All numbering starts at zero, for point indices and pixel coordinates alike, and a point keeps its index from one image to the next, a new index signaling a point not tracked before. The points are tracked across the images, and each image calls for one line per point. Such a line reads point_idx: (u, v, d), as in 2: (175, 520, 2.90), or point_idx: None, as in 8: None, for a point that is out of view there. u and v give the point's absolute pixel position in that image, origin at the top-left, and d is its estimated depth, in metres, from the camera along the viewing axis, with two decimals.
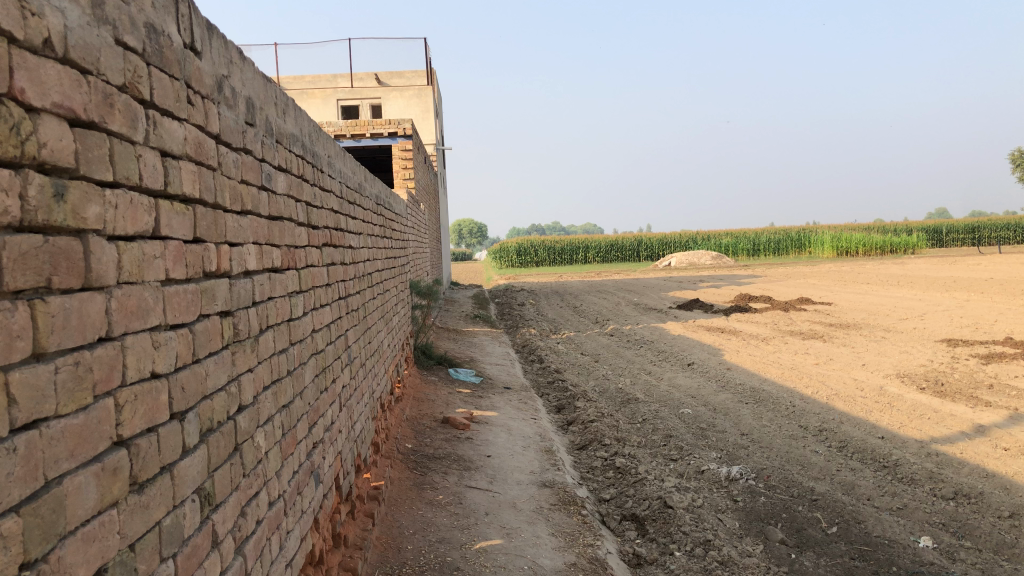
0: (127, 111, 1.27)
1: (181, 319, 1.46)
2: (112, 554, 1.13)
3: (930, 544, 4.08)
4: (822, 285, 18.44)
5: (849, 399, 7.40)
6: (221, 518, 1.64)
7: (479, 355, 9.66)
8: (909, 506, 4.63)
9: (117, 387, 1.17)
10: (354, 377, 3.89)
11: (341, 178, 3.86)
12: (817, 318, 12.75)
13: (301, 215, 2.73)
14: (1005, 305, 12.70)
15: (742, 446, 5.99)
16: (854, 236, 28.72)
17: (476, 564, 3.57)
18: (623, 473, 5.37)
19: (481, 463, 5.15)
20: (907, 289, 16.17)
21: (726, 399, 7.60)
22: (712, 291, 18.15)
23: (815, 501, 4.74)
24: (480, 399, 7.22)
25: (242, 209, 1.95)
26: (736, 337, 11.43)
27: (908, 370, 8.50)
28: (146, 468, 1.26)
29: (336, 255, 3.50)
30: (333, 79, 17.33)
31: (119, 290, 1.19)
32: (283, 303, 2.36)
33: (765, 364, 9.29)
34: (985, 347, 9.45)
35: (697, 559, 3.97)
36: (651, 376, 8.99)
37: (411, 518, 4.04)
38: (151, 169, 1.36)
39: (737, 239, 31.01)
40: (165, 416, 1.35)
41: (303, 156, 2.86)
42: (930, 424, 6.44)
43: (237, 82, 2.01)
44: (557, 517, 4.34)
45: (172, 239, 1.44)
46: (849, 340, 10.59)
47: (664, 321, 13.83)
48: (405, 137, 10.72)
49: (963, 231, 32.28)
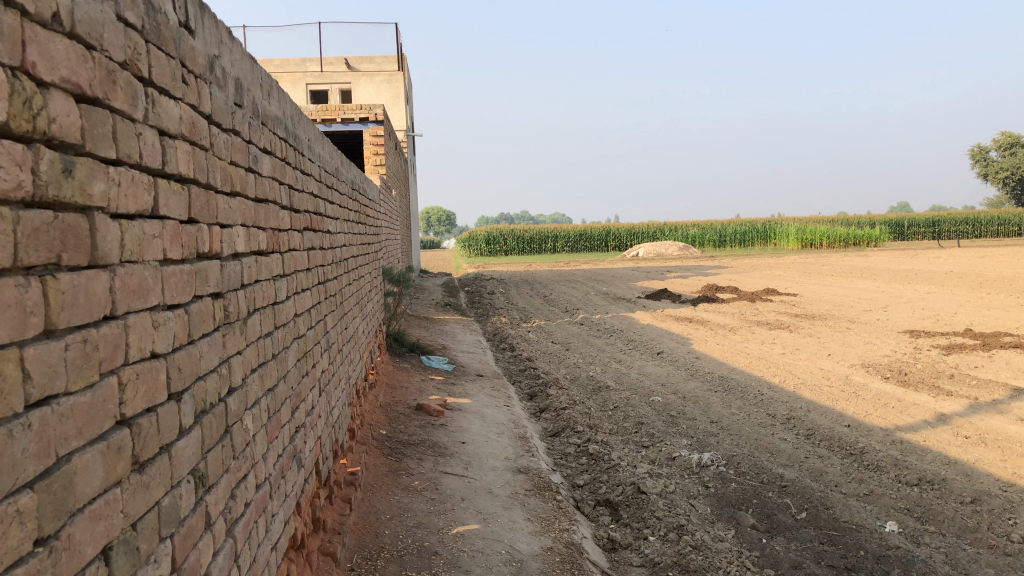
0: (128, 88, 1.26)
1: (178, 300, 1.46)
2: (116, 533, 1.13)
3: (896, 529, 4.19)
4: (788, 276, 18.71)
5: (816, 388, 7.53)
6: (214, 500, 1.64)
7: (450, 343, 9.67)
8: (875, 492, 4.74)
9: (120, 366, 1.17)
10: (331, 362, 3.88)
11: (320, 162, 3.83)
12: (782, 309, 12.94)
13: (285, 198, 2.71)
14: (965, 298, 13.00)
15: (712, 434, 6.08)
16: (818, 229, 29.10)
17: (454, 548, 3.59)
18: (596, 459, 5.42)
19: (455, 450, 5.17)
20: (869, 281, 16.47)
21: (695, 387, 7.71)
22: (680, 282, 18.33)
23: (784, 487, 4.83)
24: (453, 386, 7.23)
25: (232, 191, 1.94)
26: (704, 327, 11.57)
27: (872, 360, 8.68)
28: (147, 446, 1.26)
29: (315, 239, 3.47)
30: (302, 63, 17.12)
31: (122, 269, 1.19)
32: (268, 286, 2.35)
33: (733, 353, 9.43)
34: (946, 338, 9.67)
35: (671, 543, 4.03)
36: (621, 364, 9.08)
37: (388, 504, 4.05)
38: (151, 148, 1.35)
39: (704, 231, 31.28)
40: (163, 396, 1.35)
41: (286, 139, 2.84)
42: (895, 412, 6.58)
43: (228, 64, 2.00)
44: (532, 502, 4.37)
45: (169, 218, 1.43)
46: (814, 330, 10.79)
47: (633, 310, 13.95)
48: (376, 123, 10.68)
49: (923, 225, 32.86)
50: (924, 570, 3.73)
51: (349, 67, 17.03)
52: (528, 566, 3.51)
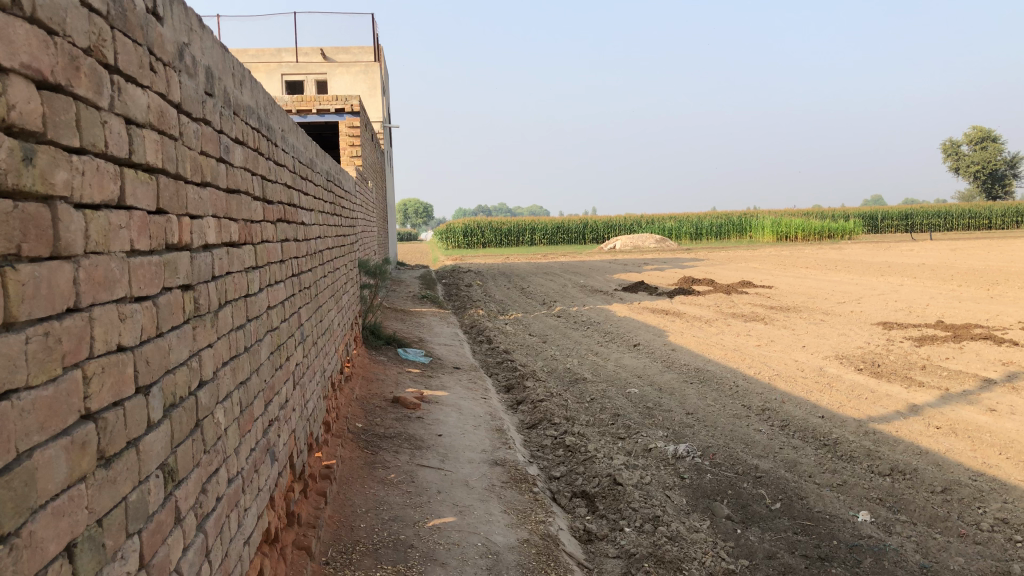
0: (92, 75, 1.23)
1: (146, 292, 1.43)
2: (81, 529, 1.11)
3: (868, 518, 4.24)
4: (763, 268, 18.86)
5: (790, 379, 7.59)
6: (184, 495, 1.62)
7: (427, 335, 9.64)
8: (848, 482, 4.79)
9: (85, 359, 1.15)
10: (306, 355, 3.84)
11: (294, 152, 3.79)
12: (758, 301, 13.03)
13: (257, 189, 2.67)
14: (937, 290, 13.17)
15: (688, 425, 6.11)
16: (793, 222, 29.33)
17: (430, 541, 3.58)
18: (572, 451, 5.44)
19: (432, 443, 5.16)
20: (844, 274, 16.63)
21: (671, 379, 7.76)
22: (657, 275, 18.42)
23: (759, 478, 4.87)
24: (429, 379, 7.21)
25: (202, 181, 1.91)
26: (681, 319, 11.62)
27: (846, 352, 8.77)
28: (114, 441, 1.24)
29: (289, 231, 3.44)
30: (277, 53, 16.93)
31: (86, 260, 1.16)
32: (240, 278, 2.32)
33: (709, 345, 9.49)
34: (918, 330, 9.79)
35: (647, 534, 4.04)
36: (598, 356, 9.11)
37: (363, 497, 4.03)
38: (116, 137, 1.32)
39: (681, 223, 31.42)
40: (131, 389, 1.32)
41: (259, 129, 2.80)
42: (868, 403, 6.66)
43: (198, 52, 1.96)
44: (509, 494, 4.38)
45: (136, 209, 1.40)
46: (789, 322, 10.88)
47: (610, 302, 13.98)
48: (352, 115, 10.60)
49: (896, 218, 33.22)
50: (896, 559, 3.77)
51: (325, 58, 16.87)
52: (504, 558, 3.51)
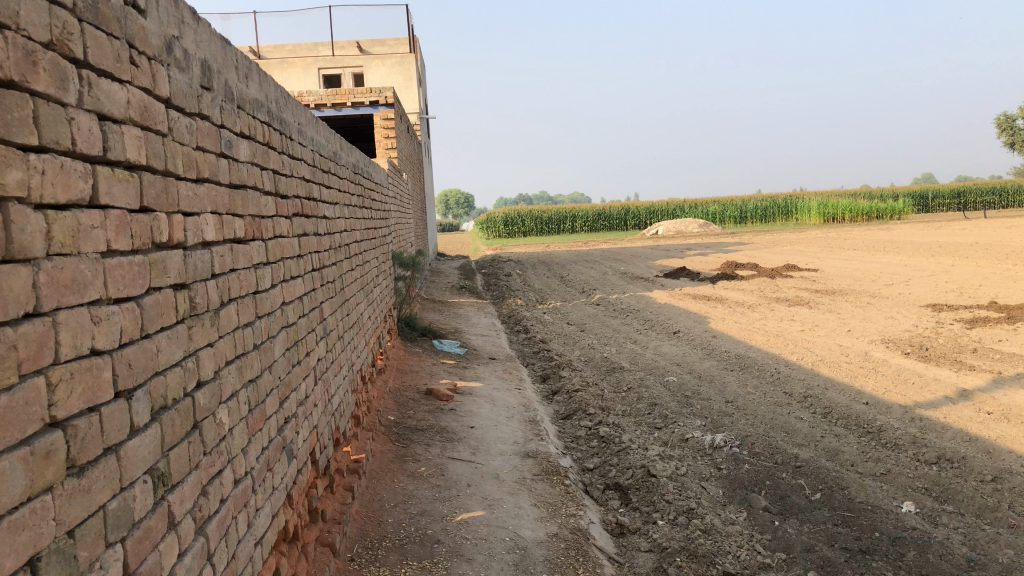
0: (54, 70, 1.18)
1: (126, 293, 1.39)
2: (46, 542, 1.07)
3: (913, 509, 4.09)
4: (809, 251, 18.47)
5: (834, 365, 7.40)
6: (179, 499, 1.58)
7: (464, 326, 9.61)
8: (892, 471, 4.63)
9: (48, 365, 1.11)
10: (331, 350, 3.81)
11: (314, 145, 3.75)
12: (802, 285, 12.75)
13: (268, 184, 2.63)
14: (990, 270, 12.74)
15: (727, 414, 5.98)
16: (840, 203, 28.67)
17: (457, 536, 3.54)
18: (606, 442, 5.35)
19: (464, 435, 5.12)
20: (892, 255, 16.20)
21: (711, 366, 7.61)
22: (699, 260, 18.17)
23: (798, 468, 4.73)
24: (464, 370, 7.17)
25: (198, 177, 1.87)
26: (722, 305, 11.42)
27: (893, 335, 8.52)
28: (88, 448, 1.20)
29: (308, 226, 3.41)
30: (314, 47, 16.97)
31: (49, 263, 1.12)
32: (248, 275, 2.28)
33: (751, 331, 9.30)
34: (970, 311, 9.48)
35: (680, 528, 3.94)
36: (637, 344, 8.98)
37: (392, 491, 4.01)
38: (87, 135, 1.27)
39: (724, 207, 30.94)
40: (108, 394, 1.28)
41: (270, 123, 2.76)
42: (915, 389, 6.45)
43: (192, 45, 1.91)
44: (540, 487, 4.32)
45: (113, 208, 1.36)
46: (835, 306, 10.62)
47: (650, 289, 13.82)
48: (386, 106, 10.58)
49: (948, 196, 32.27)
50: (941, 552, 3.62)
51: (361, 50, 16.89)
52: (532, 553, 3.44)
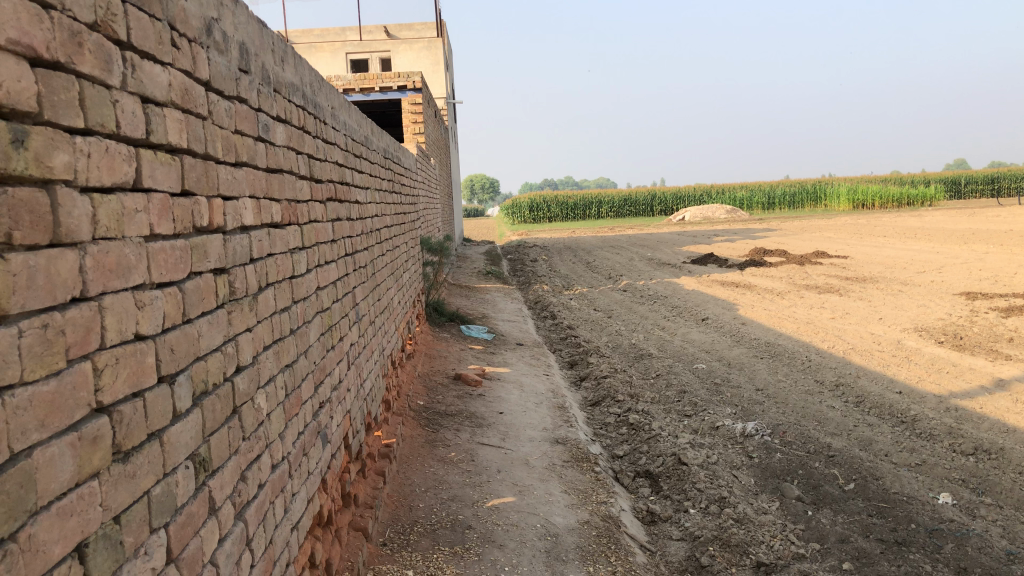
0: (99, 51, 1.16)
1: (169, 278, 1.38)
2: (94, 528, 1.07)
3: (950, 501, 4.02)
4: (838, 238, 18.24)
5: (866, 353, 7.30)
6: (220, 484, 1.58)
7: (491, 311, 9.61)
8: (928, 462, 4.56)
9: (95, 350, 1.10)
10: (362, 334, 3.81)
11: (346, 129, 3.74)
12: (832, 272, 12.59)
13: (303, 168, 2.62)
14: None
15: (757, 402, 5.92)
16: (870, 189, 28.26)
17: (488, 522, 3.53)
18: (636, 429, 5.32)
19: (493, 421, 5.11)
20: (924, 242, 15.94)
21: (740, 353, 7.55)
22: (726, 246, 18.02)
23: (832, 457, 4.67)
24: (492, 355, 7.17)
25: (237, 160, 1.86)
26: (751, 292, 11.30)
27: (926, 324, 8.40)
28: (133, 433, 1.19)
29: (341, 210, 3.41)
30: (341, 32, 16.94)
31: (94, 247, 1.11)
32: (284, 260, 2.27)
33: (780, 318, 9.21)
34: (1005, 300, 9.31)
35: (712, 516, 3.91)
36: (665, 331, 8.93)
37: (423, 476, 4.01)
38: (131, 117, 1.26)
39: (752, 193, 30.63)
40: (152, 379, 1.27)
41: (304, 107, 2.75)
42: (950, 378, 6.35)
43: (230, 27, 1.90)
44: (570, 474, 4.30)
45: (156, 192, 1.34)
46: (866, 293, 10.49)
47: (678, 275, 13.72)
48: (414, 91, 10.55)
49: (982, 182, 31.69)
50: (980, 545, 3.56)
51: (388, 35, 16.86)
52: (564, 540, 3.43)
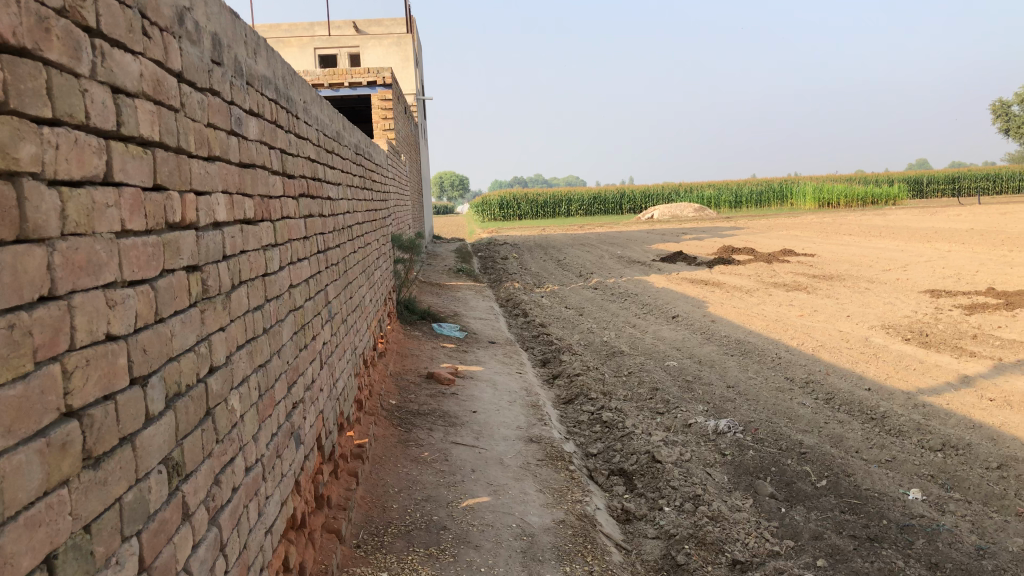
0: (68, 37, 1.11)
1: (141, 275, 1.33)
2: (63, 539, 1.01)
3: (920, 496, 4.07)
4: (805, 236, 18.45)
5: (835, 350, 7.38)
6: (193, 489, 1.53)
7: (463, 309, 9.56)
8: (898, 458, 4.61)
9: (64, 352, 1.05)
10: (335, 333, 3.75)
11: (318, 124, 3.67)
12: (800, 270, 12.72)
13: (275, 163, 2.56)
14: (987, 256, 12.73)
15: (729, 399, 5.94)
16: (835, 188, 28.63)
17: (464, 523, 3.49)
18: (609, 427, 5.32)
19: (466, 420, 5.07)
20: (888, 240, 16.16)
21: (711, 351, 7.59)
22: (695, 244, 18.15)
23: (803, 454, 4.70)
24: (464, 354, 7.13)
25: (209, 155, 1.80)
26: (720, 289, 11.37)
27: (893, 321, 8.51)
28: (104, 438, 1.14)
29: (314, 207, 3.35)
30: (310, 27, 16.76)
31: (63, 243, 1.06)
32: (257, 257, 2.21)
33: (750, 316, 9.28)
34: (968, 297, 9.47)
35: (687, 514, 3.91)
36: (636, 328, 8.96)
37: (396, 476, 3.96)
38: (100, 107, 1.21)
39: (720, 192, 30.88)
40: (123, 381, 1.22)
41: (277, 101, 2.69)
42: (917, 375, 6.43)
43: (202, 17, 1.84)
44: (544, 472, 4.28)
45: (127, 186, 1.29)
46: (833, 291, 10.61)
47: (648, 273, 13.77)
48: (384, 87, 10.46)
49: (943, 182, 32.25)
50: (950, 540, 3.60)
51: (357, 31, 16.71)
52: (540, 540, 3.40)
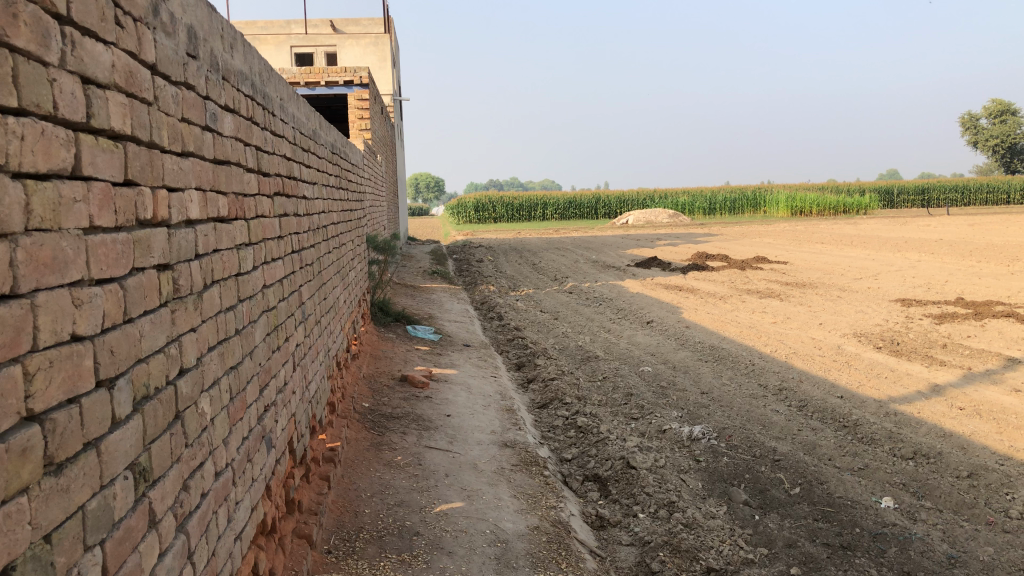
0: (36, 24, 1.06)
1: (109, 274, 1.28)
2: (21, 548, 0.97)
3: (892, 505, 4.08)
4: (778, 244, 18.60)
5: (808, 358, 7.42)
6: (160, 495, 1.48)
7: (437, 312, 9.50)
8: (870, 466, 4.63)
9: (26, 353, 1.00)
10: (308, 334, 3.70)
11: (294, 121, 3.62)
12: (772, 277, 12.81)
13: (251, 160, 2.51)
14: (955, 266, 12.91)
15: (703, 405, 5.95)
16: (807, 196, 28.91)
17: (436, 528, 3.45)
18: (584, 433, 5.30)
19: (440, 423, 5.02)
20: (859, 249, 16.33)
21: (686, 357, 7.60)
22: (669, 250, 18.24)
23: (777, 461, 4.71)
24: (439, 356, 7.09)
25: (183, 150, 1.75)
26: (694, 295, 11.42)
27: (864, 329, 8.58)
28: (68, 443, 1.09)
29: (289, 206, 3.29)
30: (287, 25, 16.60)
31: (27, 239, 1.01)
32: (230, 256, 2.16)
33: (724, 322, 9.32)
34: (938, 307, 9.58)
35: (662, 521, 3.90)
36: (610, 333, 8.95)
37: (369, 480, 3.91)
38: (69, 98, 1.16)
39: (694, 198, 31.07)
40: (89, 383, 1.17)
41: (253, 97, 2.63)
42: (888, 383, 6.48)
43: (178, 8, 1.78)
44: (519, 478, 4.25)
45: (96, 180, 1.24)
46: (805, 298, 10.69)
47: (622, 278, 13.80)
48: (361, 87, 10.37)
49: (913, 193, 32.70)
50: (922, 548, 3.61)
51: (334, 30, 16.58)
52: (514, 546, 3.37)
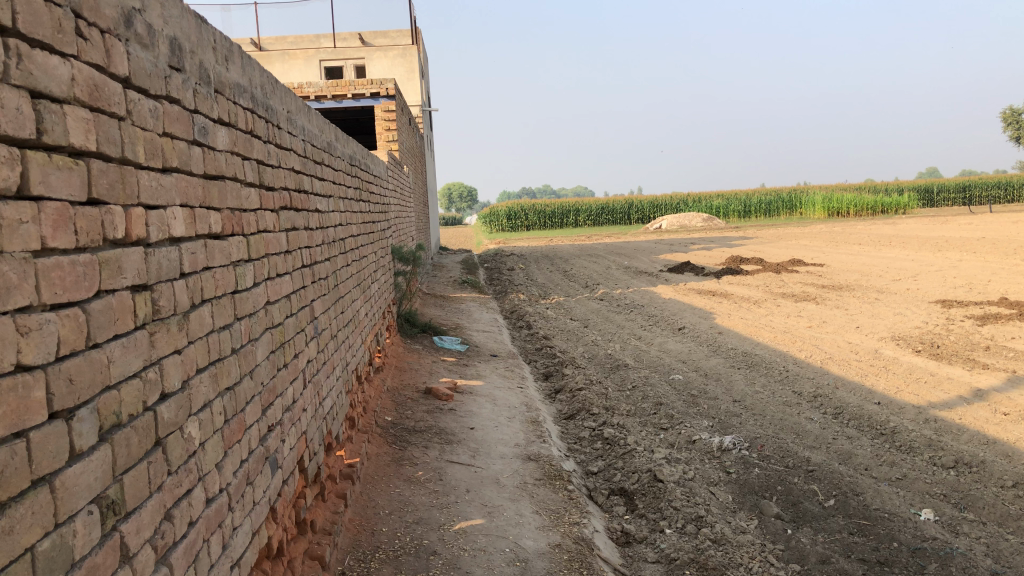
0: None
1: (67, 298, 1.21)
2: None
3: (931, 517, 3.91)
4: (814, 246, 18.26)
5: (844, 363, 7.21)
6: (135, 528, 1.40)
7: (466, 322, 9.43)
8: (908, 476, 4.45)
9: None
10: (322, 350, 3.63)
11: (305, 134, 3.57)
12: (808, 280, 12.54)
13: (250, 174, 2.44)
14: (999, 265, 12.52)
15: (734, 414, 5.79)
16: (844, 197, 28.41)
17: (454, 547, 3.36)
18: (611, 444, 5.17)
19: (463, 437, 4.94)
20: (898, 249, 15.96)
21: (718, 364, 7.43)
22: (703, 254, 17.99)
23: (810, 472, 4.55)
24: (465, 368, 7.00)
25: (164, 166, 1.69)
26: (727, 300, 11.21)
27: (903, 332, 8.32)
28: (10, 481, 1.03)
29: (298, 220, 3.24)
30: (316, 39, 16.74)
31: None
32: (225, 273, 2.10)
33: (757, 327, 9.12)
34: (980, 307, 9.28)
35: (689, 537, 3.77)
36: (641, 341, 8.80)
37: (387, 497, 3.84)
38: (14, 114, 1.10)
39: (728, 202, 30.70)
40: (40, 416, 1.11)
41: (253, 109, 2.57)
42: (927, 388, 6.26)
43: (157, 20, 1.73)
44: (541, 492, 4.14)
45: (49, 201, 1.18)
46: (841, 301, 10.44)
47: (654, 284, 13.61)
48: (387, 98, 10.35)
49: (953, 191, 32.00)
50: (964, 565, 3.44)
51: (363, 43, 16.63)
52: (533, 566, 3.27)
